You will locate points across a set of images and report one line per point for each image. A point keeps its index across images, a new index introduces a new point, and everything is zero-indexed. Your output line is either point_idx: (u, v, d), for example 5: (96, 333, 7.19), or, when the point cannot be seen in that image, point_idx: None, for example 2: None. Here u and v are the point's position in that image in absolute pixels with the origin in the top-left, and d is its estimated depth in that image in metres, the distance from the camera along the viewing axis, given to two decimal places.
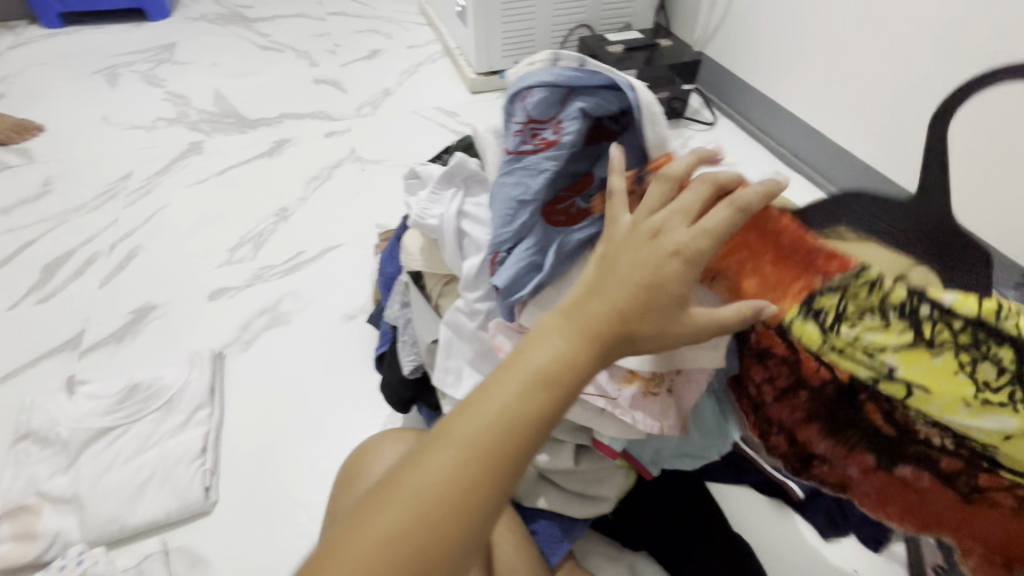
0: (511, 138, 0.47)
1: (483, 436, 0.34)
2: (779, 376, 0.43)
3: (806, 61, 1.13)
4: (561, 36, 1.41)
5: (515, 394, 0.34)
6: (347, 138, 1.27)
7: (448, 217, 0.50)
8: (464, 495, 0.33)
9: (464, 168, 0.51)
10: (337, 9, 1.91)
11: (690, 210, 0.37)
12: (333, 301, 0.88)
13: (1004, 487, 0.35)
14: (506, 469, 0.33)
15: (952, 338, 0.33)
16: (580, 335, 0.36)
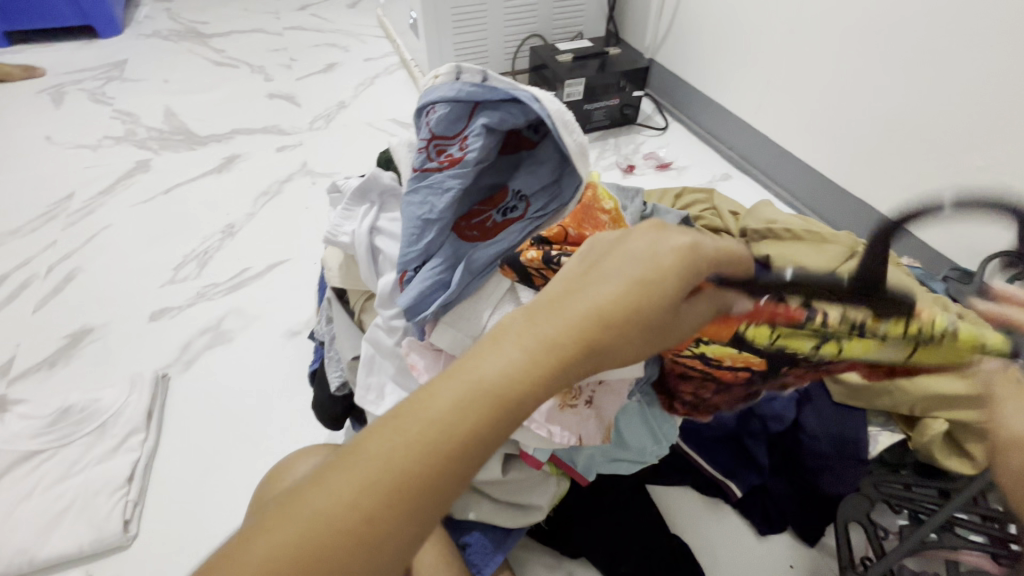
0: (419, 156, 0.50)
1: (406, 454, 0.29)
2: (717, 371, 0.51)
3: (744, 66, 1.16)
4: (514, 47, 1.43)
5: (453, 408, 0.30)
6: (299, 152, 1.26)
7: (360, 233, 0.51)
8: (365, 524, 0.28)
9: (378, 183, 0.53)
10: (294, 23, 1.90)
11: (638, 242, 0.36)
12: (277, 318, 0.87)
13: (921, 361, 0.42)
14: (427, 497, 0.29)
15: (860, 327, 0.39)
16: (541, 346, 0.32)
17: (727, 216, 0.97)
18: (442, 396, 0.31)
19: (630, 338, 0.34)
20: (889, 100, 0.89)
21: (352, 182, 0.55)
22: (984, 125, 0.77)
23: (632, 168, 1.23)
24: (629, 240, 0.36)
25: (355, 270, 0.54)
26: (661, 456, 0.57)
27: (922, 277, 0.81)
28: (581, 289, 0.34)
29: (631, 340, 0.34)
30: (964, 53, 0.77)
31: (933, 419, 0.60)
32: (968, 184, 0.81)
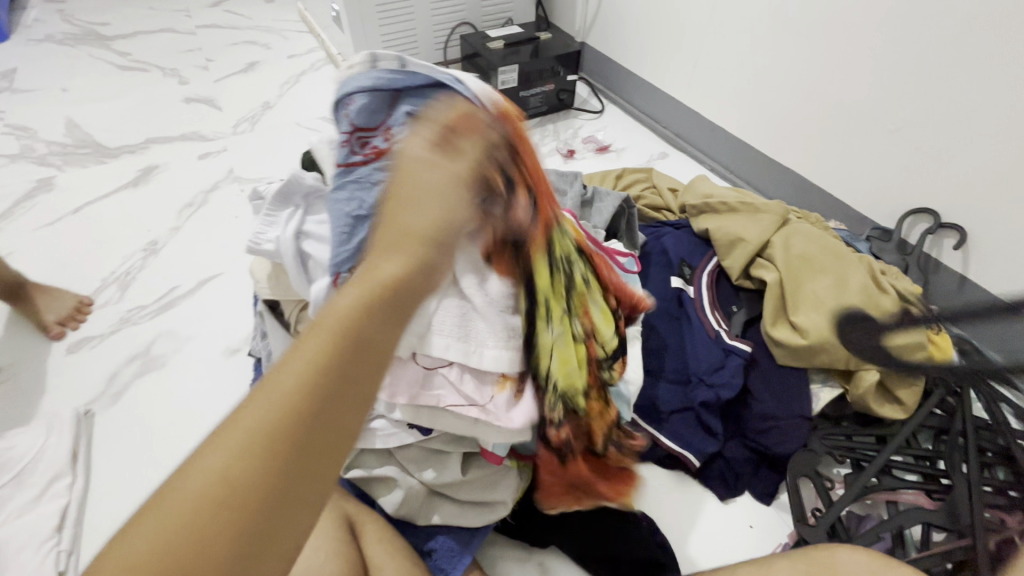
0: (342, 151, 0.48)
1: (272, 420, 0.28)
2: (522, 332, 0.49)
3: (670, 45, 1.19)
4: (443, 36, 1.40)
5: (307, 364, 0.30)
6: (224, 158, 1.18)
7: (285, 238, 0.48)
8: (250, 483, 0.27)
9: (300, 185, 0.51)
10: (207, 21, 1.78)
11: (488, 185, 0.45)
12: (213, 336, 0.82)
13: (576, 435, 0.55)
14: (302, 445, 0.28)
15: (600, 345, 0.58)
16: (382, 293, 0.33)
17: (667, 193, 0.99)
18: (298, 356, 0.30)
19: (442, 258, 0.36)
20: (808, 71, 0.93)
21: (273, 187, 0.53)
22: (893, 92, 0.83)
23: (572, 153, 1.23)
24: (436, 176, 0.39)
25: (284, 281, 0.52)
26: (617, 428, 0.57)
27: (847, 238, 0.86)
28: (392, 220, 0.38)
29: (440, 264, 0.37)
30: (872, 20, 0.82)
31: (866, 371, 0.66)
32: (882, 146, 0.86)
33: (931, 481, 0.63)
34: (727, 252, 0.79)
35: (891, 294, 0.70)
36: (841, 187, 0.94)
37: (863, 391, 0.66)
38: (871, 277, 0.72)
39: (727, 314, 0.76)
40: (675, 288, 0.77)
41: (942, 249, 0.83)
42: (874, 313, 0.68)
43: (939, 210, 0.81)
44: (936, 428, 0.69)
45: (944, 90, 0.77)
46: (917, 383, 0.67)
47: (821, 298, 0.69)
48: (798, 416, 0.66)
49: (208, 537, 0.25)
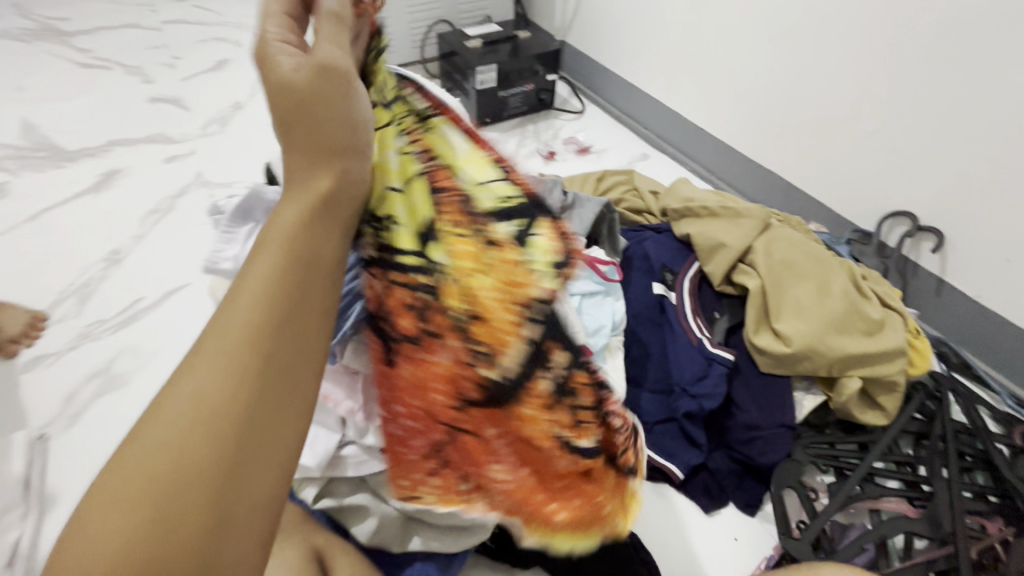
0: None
1: (209, 391, 0.26)
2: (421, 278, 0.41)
3: (650, 44, 1.17)
4: (420, 34, 1.36)
5: (253, 291, 0.28)
6: (191, 162, 1.14)
7: (244, 258, 0.46)
8: (234, 389, 0.26)
9: (260, 200, 0.47)
10: (174, 16, 1.72)
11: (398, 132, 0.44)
12: (178, 351, 0.78)
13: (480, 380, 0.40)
14: (278, 345, 0.28)
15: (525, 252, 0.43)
16: (306, 237, 0.31)
17: (649, 196, 0.98)
18: (227, 319, 0.28)
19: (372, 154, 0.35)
20: (788, 73, 0.93)
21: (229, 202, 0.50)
22: (871, 95, 0.82)
23: (553, 154, 1.21)
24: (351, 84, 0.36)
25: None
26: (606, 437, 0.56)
27: (828, 242, 0.86)
28: (316, 119, 0.32)
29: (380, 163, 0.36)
30: (851, 22, 0.81)
31: (849, 379, 0.66)
32: (862, 149, 0.86)
33: (913, 489, 0.63)
34: (708, 257, 0.77)
35: (874, 300, 0.69)
36: (820, 190, 0.94)
37: (847, 398, 0.66)
38: (853, 283, 0.71)
39: (710, 321, 0.75)
40: (657, 295, 0.76)
41: (920, 252, 0.83)
42: (857, 320, 0.68)
43: (918, 214, 0.81)
44: (917, 433, 0.69)
45: (922, 93, 0.77)
46: (898, 389, 0.67)
47: (804, 305, 0.69)
48: (781, 426, 0.65)
49: (198, 452, 0.25)
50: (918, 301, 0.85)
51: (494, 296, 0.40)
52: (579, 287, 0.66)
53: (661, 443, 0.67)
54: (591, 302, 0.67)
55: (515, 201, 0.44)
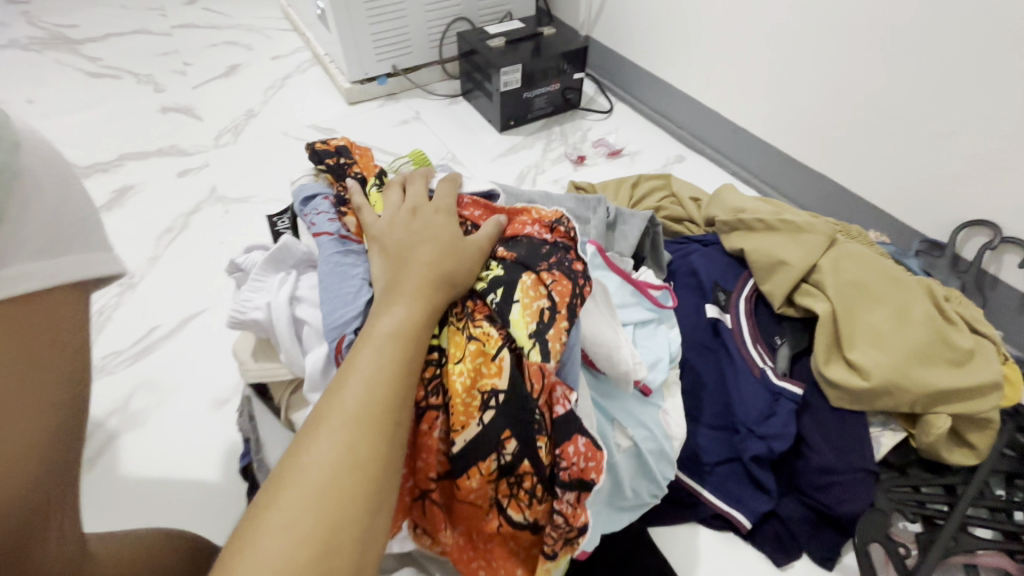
0: (334, 227, 0.54)
1: (332, 465, 0.34)
2: (453, 368, 0.47)
3: (686, 38, 1.09)
4: (438, 33, 1.29)
5: (368, 384, 0.38)
6: (205, 176, 1.09)
7: (279, 305, 0.49)
8: (359, 458, 0.35)
9: (292, 252, 0.53)
10: (184, 20, 1.67)
11: (433, 219, 0.51)
12: (198, 384, 0.74)
13: (485, 475, 0.46)
14: (387, 428, 0.36)
15: (521, 335, 0.47)
16: (388, 339, 0.41)
17: (690, 203, 0.91)
18: (332, 409, 0.36)
19: (447, 266, 0.47)
20: (845, 68, 0.85)
21: (257, 259, 0.54)
22: (948, 92, 0.74)
23: (583, 158, 1.14)
24: (430, 212, 0.52)
25: (267, 352, 0.53)
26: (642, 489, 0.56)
27: (895, 254, 0.78)
28: (412, 248, 0.48)
29: (458, 274, 0.47)
30: (923, 11, 0.73)
31: (936, 417, 0.59)
32: (932, 152, 0.78)
33: (1011, 540, 0.57)
34: (766, 277, 0.70)
35: (963, 328, 0.62)
36: (882, 196, 0.86)
37: (933, 438, 0.59)
38: (934, 306, 0.64)
39: (770, 347, 0.68)
40: (710, 318, 0.68)
41: (1003, 265, 0.75)
42: (941, 349, 0.61)
43: (1000, 223, 0.74)
44: (1008, 472, 0.62)
45: (1011, 87, 0.68)
46: (992, 426, 0.60)
47: (881, 332, 0.62)
48: (861, 470, 0.59)
49: (335, 510, 0.33)
50: (996, 318, 0.78)
51: (464, 375, 0.46)
52: (630, 315, 0.60)
53: (724, 485, 0.61)
54: (644, 333, 0.61)
55: (500, 276, 0.50)
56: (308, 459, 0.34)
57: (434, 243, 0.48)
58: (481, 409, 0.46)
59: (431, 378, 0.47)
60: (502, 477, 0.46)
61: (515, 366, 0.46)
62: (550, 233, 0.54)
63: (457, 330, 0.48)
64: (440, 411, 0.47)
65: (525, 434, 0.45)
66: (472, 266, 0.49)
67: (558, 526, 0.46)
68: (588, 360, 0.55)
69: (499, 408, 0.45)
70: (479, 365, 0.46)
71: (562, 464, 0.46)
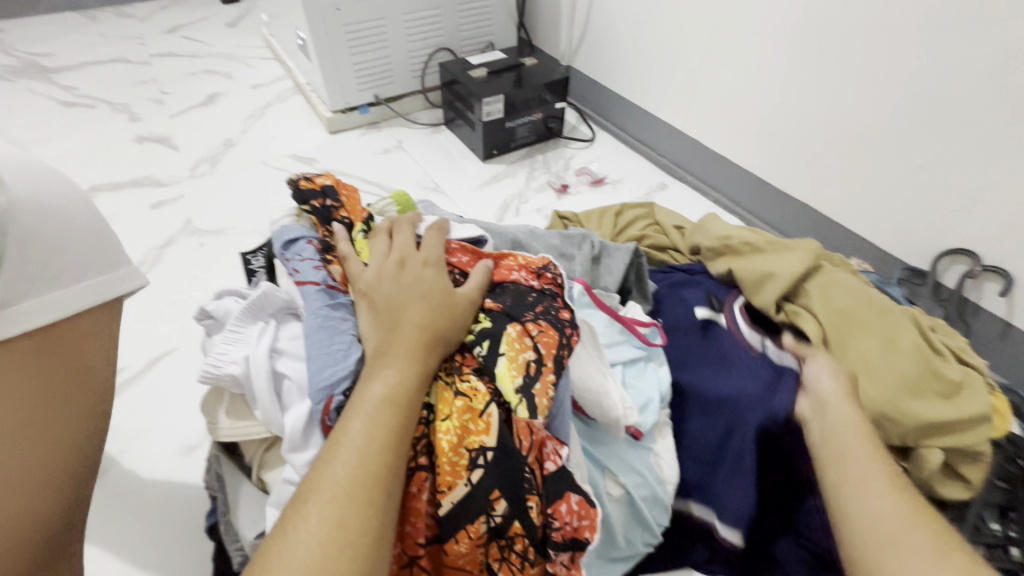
0: (320, 275, 0.53)
1: (320, 541, 0.33)
2: (442, 429, 0.44)
3: (665, 68, 1.11)
4: (421, 63, 1.30)
5: (359, 453, 0.37)
6: (179, 208, 1.06)
7: (261, 358, 0.47)
8: (349, 536, 0.34)
9: (273, 301, 0.51)
10: (163, 49, 1.66)
11: (423, 272, 0.50)
12: (165, 430, 0.70)
13: (473, 542, 0.43)
14: (377, 501, 0.36)
15: (511, 391, 0.45)
16: (381, 406, 0.39)
17: (673, 231, 0.90)
18: (324, 480, 0.36)
19: (439, 325, 0.46)
20: (821, 98, 0.86)
21: (229, 306, 0.51)
22: (923, 123, 0.76)
23: (566, 187, 1.14)
24: (419, 265, 0.50)
25: (241, 409, 0.50)
26: (637, 538, 0.54)
27: (878, 283, 0.78)
28: (403, 306, 0.47)
29: (452, 335, 0.47)
30: (896, 45, 0.75)
31: (929, 450, 0.58)
32: (910, 183, 0.79)
33: None
34: (756, 291, 0.69)
35: (953, 360, 0.62)
36: (862, 224, 0.87)
37: (925, 476, 0.59)
38: (922, 336, 0.64)
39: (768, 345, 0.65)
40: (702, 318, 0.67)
41: (983, 294, 0.75)
42: (931, 381, 0.60)
43: (979, 253, 0.74)
44: (1001, 505, 0.62)
45: (986, 122, 0.70)
46: (982, 459, 0.59)
47: (871, 362, 0.61)
48: None
49: None
50: (980, 346, 0.78)
51: (451, 432, 0.44)
52: (618, 354, 0.59)
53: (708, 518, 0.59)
54: (633, 371, 0.59)
55: (490, 327, 0.48)
56: (298, 535, 0.33)
57: (425, 301, 0.47)
58: (469, 468, 0.43)
59: (419, 439, 0.45)
60: (494, 542, 0.43)
61: (505, 426, 0.45)
62: (537, 278, 0.54)
63: (446, 386, 0.46)
64: (426, 472, 0.44)
65: (516, 493, 0.43)
66: (461, 319, 0.48)
67: None
68: (576, 406, 0.54)
69: (487, 467, 0.43)
70: (467, 422, 0.44)
71: (554, 524, 0.44)
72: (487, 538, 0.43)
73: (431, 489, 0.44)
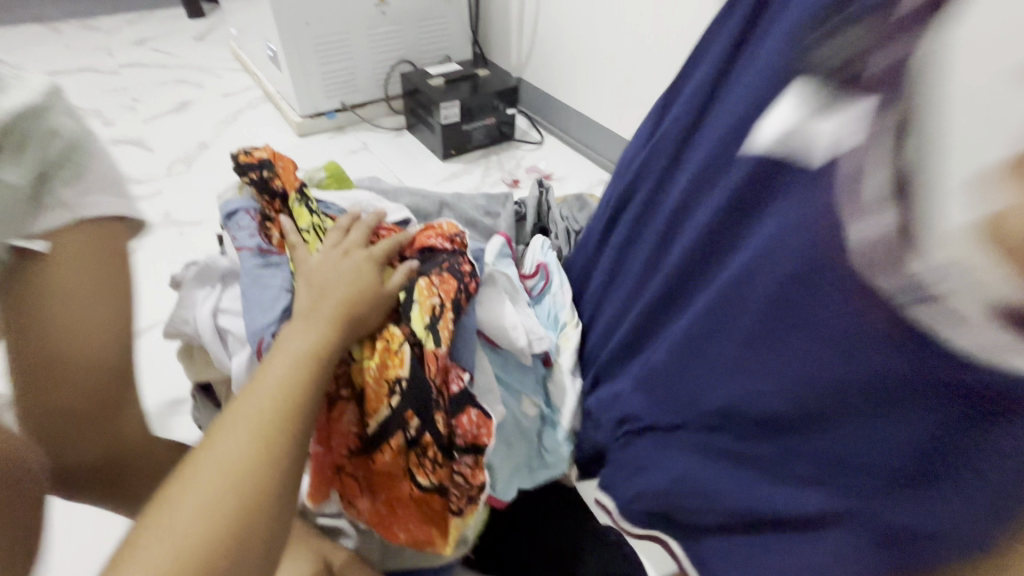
0: (254, 241, 0.62)
1: (227, 463, 0.35)
2: (366, 369, 0.53)
3: (600, 76, 1.27)
4: (384, 73, 1.42)
5: (276, 384, 0.39)
6: (159, 202, 1.14)
7: (202, 317, 0.58)
8: (261, 452, 0.36)
9: (216, 268, 0.61)
10: (132, 60, 1.73)
11: (349, 261, 0.54)
12: (157, 388, 0.80)
13: (396, 450, 0.53)
14: (292, 427, 0.38)
15: (421, 329, 0.53)
16: (302, 353, 0.42)
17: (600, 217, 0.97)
18: (236, 415, 0.37)
19: (355, 305, 0.50)
20: None
21: (187, 271, 0.63)
22: None
23: (517, 182, 1.29)
24: (340, 257, 0.55)
25: (204, 357, 0.61)
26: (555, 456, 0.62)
27: None
28: (325, 288, 0.50)
29: (368, 313, 0.51)
30: None
31: None
32: None
33: None
34: None
35: None
36: None
37: None
38: None
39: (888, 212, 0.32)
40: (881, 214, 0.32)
41: None
42: None
43: None
44: None
45: None
46: None
47: None
48: None
49: (232, 499, 0.34)
50: None
51: (373, 368, 0.53)
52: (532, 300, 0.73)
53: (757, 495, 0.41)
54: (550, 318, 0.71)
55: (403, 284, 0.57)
56: (208, 457, 0.35)
57: (353, 287, 0.51)
58: (389, 395, 0.53)
59: (347, 379, 0.55)
60: (410, 449, 0.53)
61: (417, 360, 0.53)
62: (451, 244, 0.62)
63: (368, 334, 0.54)
64: (352, 400, 0.54)
65: (422, 408, 0.52)
66: (380, 306, 0.53)
67: (460, 484, 0.53)
68: (486, 339, 0.61)
69: (403, 393, 0.52)
70: (383, 358, 0.53)
71: (457, 431, 0.52)
72: (409, 446, 0.53)
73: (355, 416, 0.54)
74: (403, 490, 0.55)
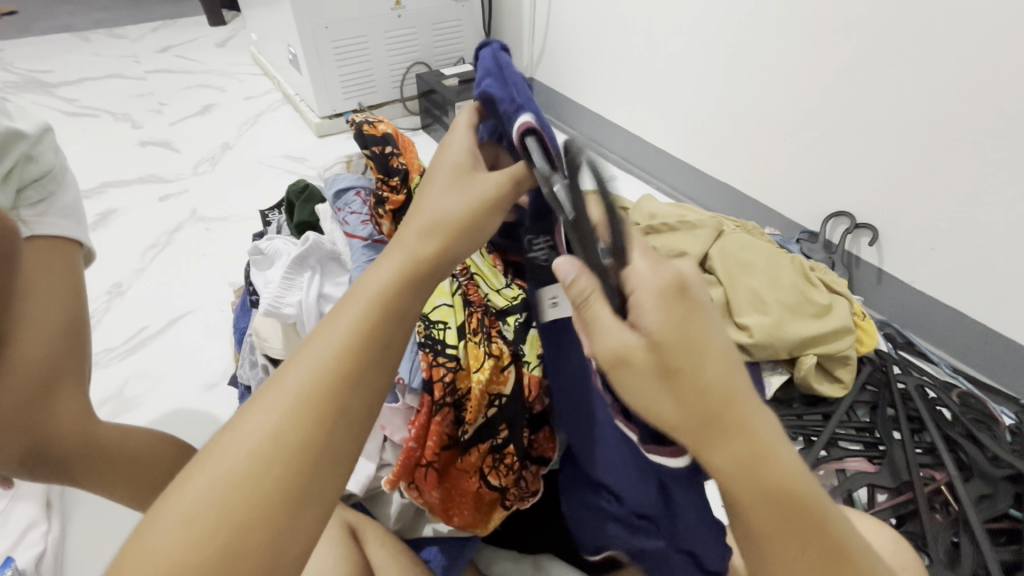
0: (366, 231, 0.66)
1: (262, 438, 0.34)
2: (471, 378, 0.55)
3: (608, 75, 1.29)
4: (399, 76, 1.46)
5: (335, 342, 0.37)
6: (185, 200, 1.19)
7: (311, 301, 0.61)
8: (307, 411, 0.35)
9: (319, 250, 0.65)
10: (158, 66, 1.79)
11: (460, 156, 0.47)
12: (189, 372, 0.84)
13: (480, 453, 0.56)
14: (346, 389, 0.36)
15: (534, 358, 0.56)
16: (370, 299, 0.39)
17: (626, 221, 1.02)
18: (253, 415, 0.35)
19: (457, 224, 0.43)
20: (733, 98, 1.03)
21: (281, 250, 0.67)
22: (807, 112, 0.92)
23: None
24: (446, 156, 0.48)
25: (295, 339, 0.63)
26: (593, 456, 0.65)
27: (780, 241, 0.96)
28: (431, 190, 0.45)
29: (466, 238, 0.44)
30: (780, 54, 0.92)
31: (805, 356, 0.75)
32: (799, 160, 0.96)
33: (872, 449, 0.71)
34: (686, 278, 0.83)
35: (821, 287, 0.79)
36: (769, 199, 1.04)
37: (805, 376, 0.75)
38: (803, 274, 0.81)
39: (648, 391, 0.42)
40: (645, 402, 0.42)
41: (860, 247, 0.92)
42: (806, 305, 0.77)
43: (854, 213, 0.91)
44: (870, 402, 0.76)
45: (844, 107, 0.86)
46: (852, 362, 0.76)
47: (761, 296, 0.78)
48: None
49: (264, 463, 0.33)
50: (862, 290, 0.95)
51: (481, 380, 0.54)
52: None
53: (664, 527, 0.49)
54: None
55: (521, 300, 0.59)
56: (255, 412, 0.35)
57: (463, 197, 0.44)
58: (487, 406, 0.55)
59: (445, 377, 0.54)
60: (494, 455, 0.56)
61: (518, 381, 0.55)
62: None
63: (476, 339, 0.56)
64: (452, 400, 0.55)
65: (517, 426, 0.55)
66: (491, 214, 0.44)
67: (521, 490, 0.57)
68: None
69: (500, 406, 0.55)
70: (492, 373, 0.55)
71: (534, 441, 0.57)
72: (491, 450, 0.56)
73: (445, 413, 0.55)
74: (470, 489, 0.57)
